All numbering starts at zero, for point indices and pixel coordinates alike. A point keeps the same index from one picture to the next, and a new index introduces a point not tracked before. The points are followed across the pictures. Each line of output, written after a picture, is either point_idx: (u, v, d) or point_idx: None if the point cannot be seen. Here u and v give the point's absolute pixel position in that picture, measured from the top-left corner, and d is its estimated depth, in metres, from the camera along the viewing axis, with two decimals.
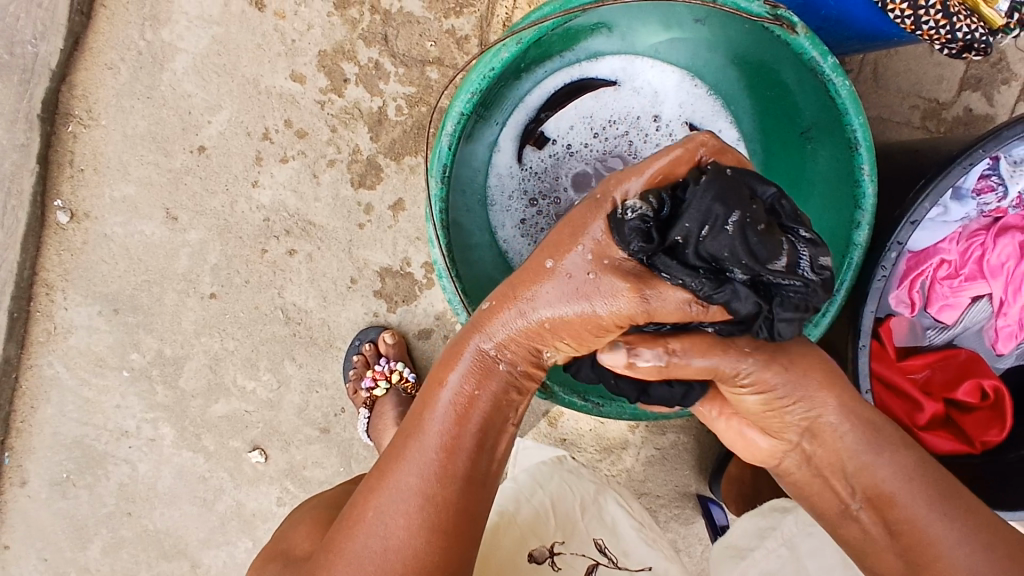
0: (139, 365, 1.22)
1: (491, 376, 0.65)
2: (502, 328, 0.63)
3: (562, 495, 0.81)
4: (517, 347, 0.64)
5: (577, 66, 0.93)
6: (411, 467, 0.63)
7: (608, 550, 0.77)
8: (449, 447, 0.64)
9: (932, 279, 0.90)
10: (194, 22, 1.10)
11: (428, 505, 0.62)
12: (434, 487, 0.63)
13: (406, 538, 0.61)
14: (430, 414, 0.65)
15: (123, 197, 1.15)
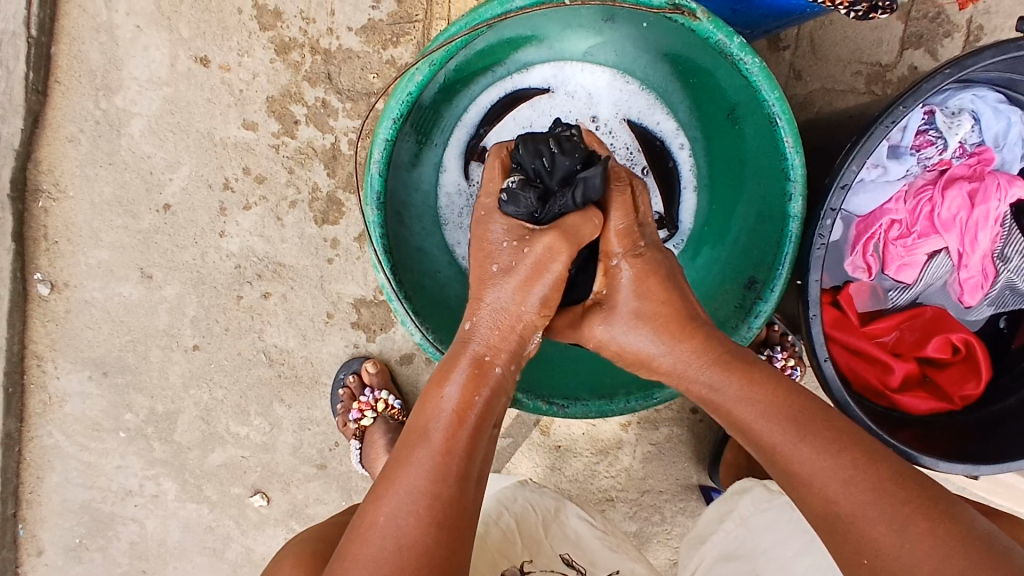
0: (134, 424, 1.24)
1: (485, 378, 0.67)
2: (484, 326, 0.70)
3: (525, 513, 0.98)
4: (501, 343, 0.69)
5: (508, 79, 0.94)
6: (418, 466, 0.60)
7: (575, 562, 0.93)
8: (455, 442, 0.62)
9: (885, 241, 0.90)
10: (145, 85, 1.13)
11: (437, 501, 0.58)
12: (435, 485, 0.58)
13: (421, 534, 0.56)
14: (431, 417, 0.64)
15: (98, 262, 1.18)
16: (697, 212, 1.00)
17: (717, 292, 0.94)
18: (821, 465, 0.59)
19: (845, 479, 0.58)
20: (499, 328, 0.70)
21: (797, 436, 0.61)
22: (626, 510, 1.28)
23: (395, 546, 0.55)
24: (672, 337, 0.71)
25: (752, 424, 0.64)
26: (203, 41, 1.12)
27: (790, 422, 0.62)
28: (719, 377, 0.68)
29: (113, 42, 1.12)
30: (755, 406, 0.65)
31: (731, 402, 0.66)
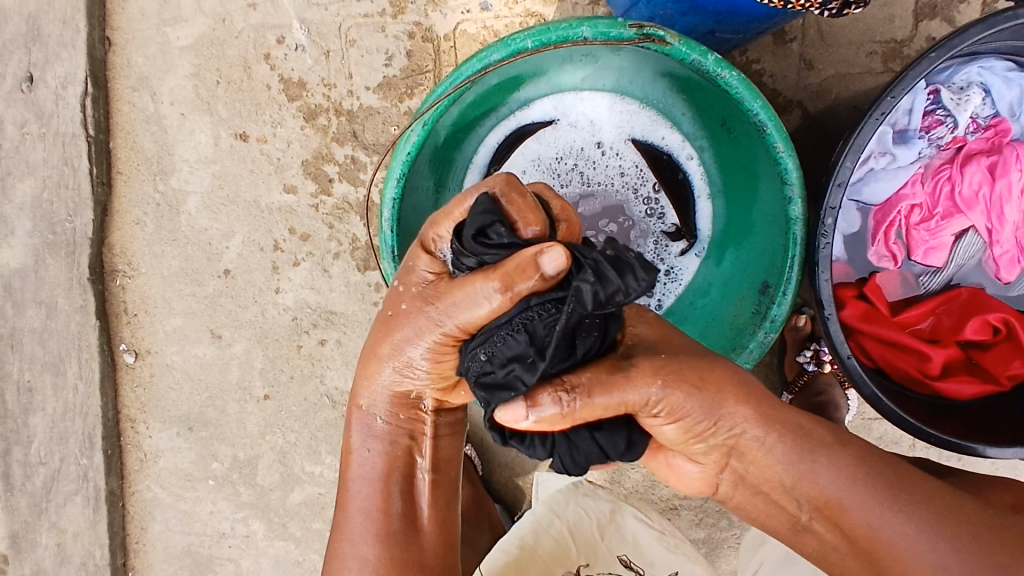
0: (221, 471, 1.35)
1: (389, 445, 0.78)
2: (378, 386, 0.75)
3: (577, 519, 1.00)
4: (392, 402, 0.76)
5: (512, 117, 0.99)
6: (353, 546, 0.77)
7: (633, 564, 0.97)
8: (378, 507, 0.78)
9: (908, 226, 0.88)
10: (195, 165, 1.25)
11: (385, 564, 0.76)
12: (376, 546, 0.77)
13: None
14: (354, 478, 0.79)
15: (173, 329, 1.30)
16: (714, 217, 1.01)
17: (737, 296, 0.95)
18: (909, 533, 0.65)
19: (964, 557, 0.63)
20: (385, 397, 0.76)
21: (905, 514, 0.65)
22: (692, 518, 1.28)
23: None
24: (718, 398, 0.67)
25: (834, 497, 0.67)
26: (240, 119, 1.22)
27: (897, 504, 0.66)
28: (801, 454, 0.68)
29: (163, 130, 1.25)
30: (849, 483, 0.67)
31: (804, 474, 0.68)
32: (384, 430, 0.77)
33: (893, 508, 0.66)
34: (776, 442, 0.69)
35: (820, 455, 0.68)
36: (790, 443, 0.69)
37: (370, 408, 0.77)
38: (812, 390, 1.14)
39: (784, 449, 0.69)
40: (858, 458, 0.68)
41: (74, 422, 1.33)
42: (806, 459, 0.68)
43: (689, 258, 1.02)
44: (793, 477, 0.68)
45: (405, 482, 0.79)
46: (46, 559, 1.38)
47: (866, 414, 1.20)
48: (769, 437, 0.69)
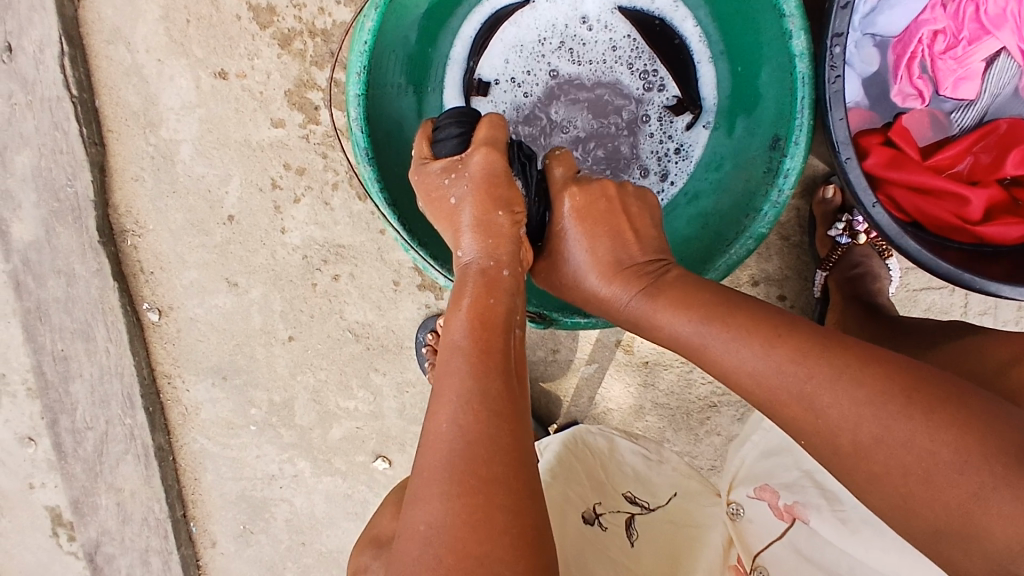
0: (261, 416, 1.37)
1: (498, 286, 0.69)
2: (475, 235, 0.71)
3: (585, 458, 0.98)
4: (501, 247, 0.71)
5: (485, 2, 0.90)
6: (452, 388, 0.61)
7: (639, 498, 0.96)
8: (482, 352, 0.64)
9: (931, 57, 0.78)
10: (181, 113, 1.21)
11: (485, 400, 0.60)
12: (487, 383, 0.62)
13: (478, 435, 0.59)
14: (452, 332, 0.66)
15: (190, 282, 1.30)
16: (719, 82, 0.91)
17: (747, 161, 0.86)
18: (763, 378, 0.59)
19: (851, 402, 0.55)
20: (491, 236, 0.71)
21: (805, 378, 0.57)
22: (733, 413, 1.24)
23: (463, 445, 0.58)
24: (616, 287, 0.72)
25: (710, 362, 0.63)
26: (217, 56, 1.18)
27: (795, 362, 0.57)
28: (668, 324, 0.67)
29: (144, 80, 1.21)
30: (748, 347, 0.60)
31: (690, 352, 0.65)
32: (500, 275, 0.70)
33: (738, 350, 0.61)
34: (677, 315, 0.66)
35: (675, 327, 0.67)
36: (696, 315, 0.64)
37: (472, 254, 0.71)
38: (846, 265, 1.04)
39: (696, 325, 0.64)
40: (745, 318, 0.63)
41: (113, 383, 1.36)
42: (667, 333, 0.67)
43: (697, 132, 0.93)
44: (709, 361, 0.63)
45: (505, 328, 0.67)
46: (110, 518, 1.45)
47: (910, 285, 1.10)
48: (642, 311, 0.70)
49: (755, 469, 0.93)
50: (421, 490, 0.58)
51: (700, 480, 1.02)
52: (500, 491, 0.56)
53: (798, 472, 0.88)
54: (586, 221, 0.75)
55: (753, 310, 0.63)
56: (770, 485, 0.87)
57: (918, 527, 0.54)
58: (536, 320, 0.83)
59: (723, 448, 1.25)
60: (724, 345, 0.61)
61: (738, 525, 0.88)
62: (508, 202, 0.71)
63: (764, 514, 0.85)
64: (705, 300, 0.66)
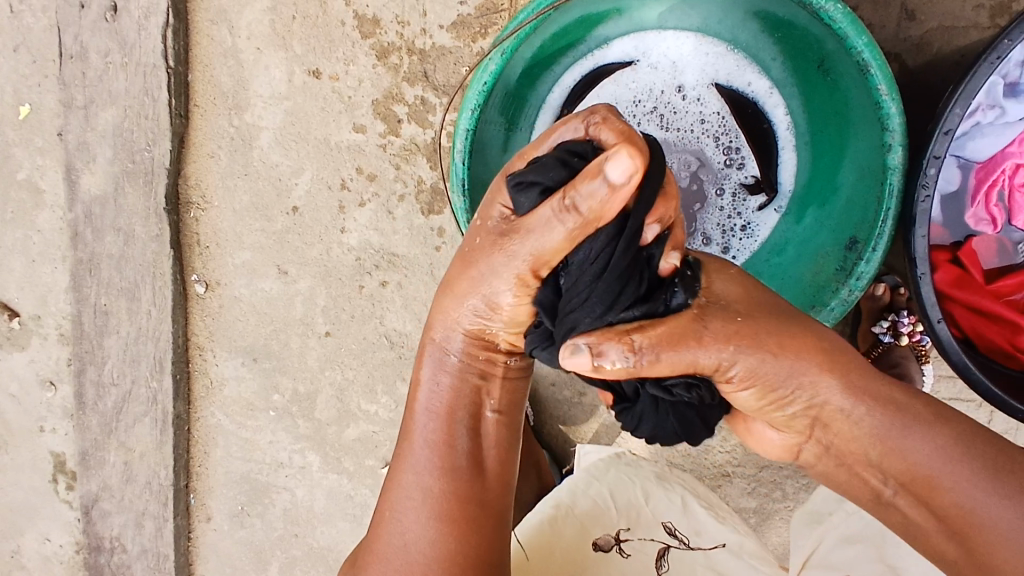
0: (282, 403, 1.40)
1: (461, 384, 0.77)
2: (449, 337, 0.76)
3: (619, 483, 0.99)
4: (471, 347, 0.76)
5: (590, 56, 0.96)
6: (409, 478, 0.77)
7: (679, 532, 0.93)
8: (438, 447, 0.77)
9: (1010, 187, 0.83)
10: (268, 101, 1.26)
11: (436, 502, 0.76)
12: (437, 482, 0.76)
13: (426, 534, 0.75)
14: (417, 423, 0.79)
15: (242, 263, 1.33)
16: (799, 170, 0.96)
17: (819, 253, 0.91)
18: (965, 487, 0.62)
19: None
20: (465, 338, 0.75)
21: (1000, 497, 0.61)
22: (743, 485, 1.26)
23: (403, 540, 0.76)
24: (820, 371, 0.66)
25: (910, 463, 0.64)
26: (314, 55, 1.22)
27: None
28: (893, 424, 0.65)
29: (240, 64, 1.26)
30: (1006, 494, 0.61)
31: (887, 446, 0.65)
32: (454, 363, 0.77)
33: (966, 468, 0.62)
34: (905, 427, 0.65)
35: (912, 425, 0.65)
36: (926, 432, 0.64)
37: (449, 348, 0.77)
38: (886, 362, 1.07)
39: (951, 451, 0.63)
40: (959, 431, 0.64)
41: (146, 345, 1.39)
42: (898, 425, 0.65)
43: (767, 214, 0.97)
44: (940, 477, 0.63)
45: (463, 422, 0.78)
46: (113, 476, 1.47)
47: (940, 393, 1.12)
48: (855, 408, 0.66)
49: (831, 554, 0.89)
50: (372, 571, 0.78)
51: (758, 543, 0.93)
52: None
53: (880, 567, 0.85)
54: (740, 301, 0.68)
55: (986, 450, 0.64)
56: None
57: None
58: None
59: None
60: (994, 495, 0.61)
61: None
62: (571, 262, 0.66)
63: None
64: (920, 414, 0.66)
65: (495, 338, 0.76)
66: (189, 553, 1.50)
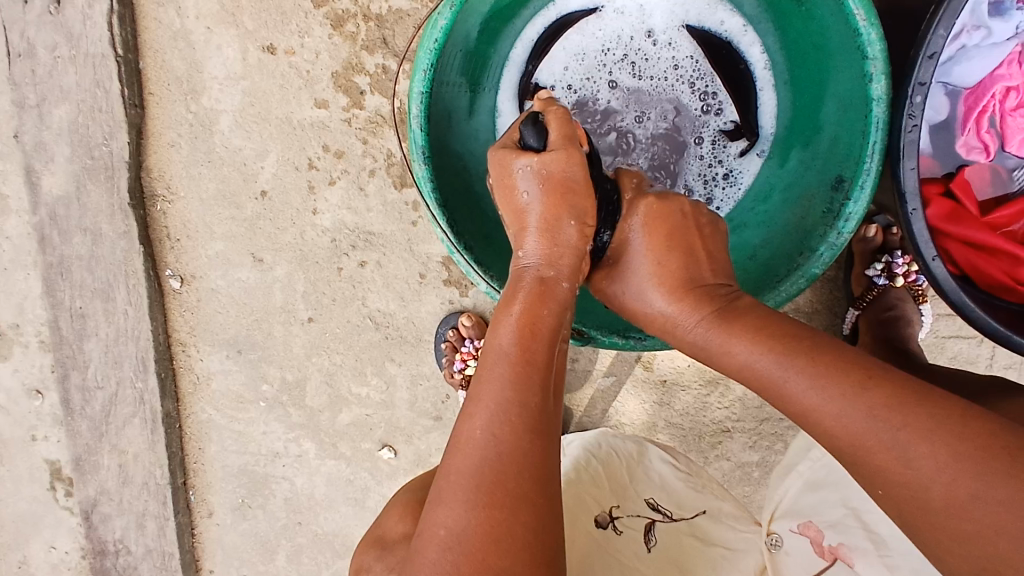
0: (271, 394, 1.37)
1: (552, 294, 0.69)
2: (535, 239, 0.71)
3: (612, 461, 1.03)
4: (561, 254, 0.70)
5: (552, 6, 0.90)
6: (487, 389, 0.61)
7: (661, 506, 0.99)
8: (525, 358, 0.63)
9: (1002, 112, 0.79)
10: (224, 83, 1.20)
11: (520, 412, 0.60)
12: (525, 392, 0.61)
13: (514, 444, 0.59)
14: (499, 334, 0.66)
15: (215, 253, 1.29)
16: (779, 111, 0.91)
17: (804, 197, 0.86)
18: (771, 373, 0.62)
19: (848, 413, 0.56)
20: (552, 240, 0.70)
21: (806, 372, 0.59)
22: (745, 440, 1.25)
23: (495, 453, 0.58)
24: (656, 287, 0.73)
25: (743, 365, 0.65)
26: (267, 30, 1.17)
27: (836, 384, 0.57)
28: (711, 325, 0.69)
29: (191, 46, 1.20)
30: (793, 373, 0.60)
31: (716, 351, 0.68)
32: (558, 283, 0.70)
33: (775, 358, 0.62)
34: (713, 330, 0.68)
35: (726, 328, 0.67)
36: (737, 333, 0.66)
37: (529, 260, 0.71)
38: (881, 306, 1.03)
39: (739, 344, 0.65)
40: (777, 328, 0.65)
41: (128, 346, 1.36)
42: (718, 329, 0.68)
43: (750, 159, 0.93)
44: (748, 366, 0.64)
45: (552, 340, 0.66)
46: (110, 478, 1.45)
47: (940, 332, 1.09)
48: (690, 319, 0.70)
49: (800, 502, 0.97)
50: (446, 493, 0.58)
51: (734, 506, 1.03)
52: (522, 509, 0.56)
53: (845, 510, 0.91)
54: (654, 234, 0.74)
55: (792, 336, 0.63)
56: (815, 523, 0.91)
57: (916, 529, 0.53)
58: (574, 335, 0.84)
59: (732, 473, 1.26)
60: (789, 380, 0.60)
61: (775, 556, 0.92)
62: (571, 213, 0.70)
63: (807, 551, 0.89)
64: (737, 316, 0.68)
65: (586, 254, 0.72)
66: (194, 549, 1.49)
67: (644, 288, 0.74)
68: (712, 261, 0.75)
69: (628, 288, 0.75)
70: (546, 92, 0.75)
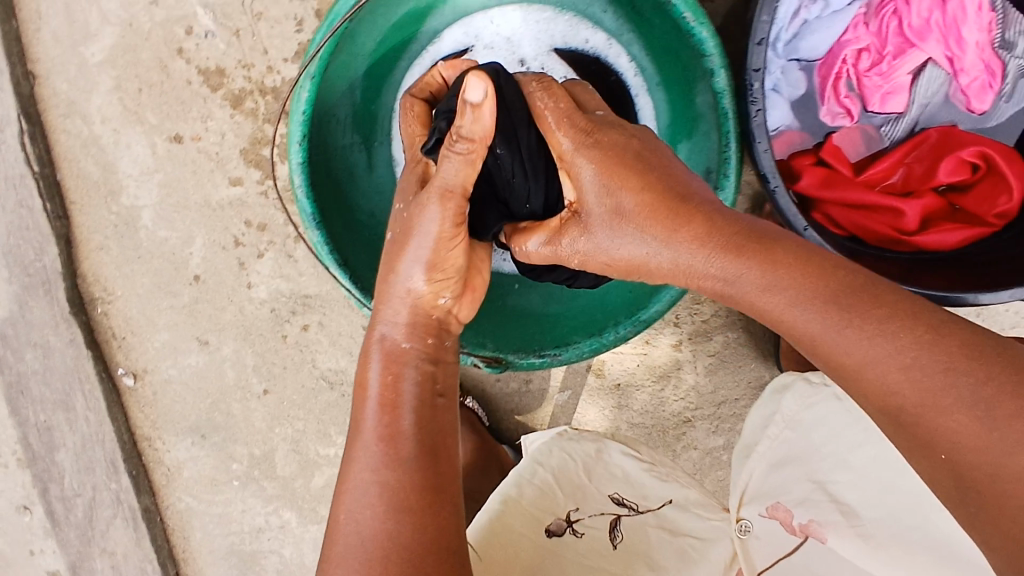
0: (243, 471, 1.38)
1: (405, 358, 0.73)
2: (388, 310, 0.75)
3: (562, 465, 1.00)
4: (413, 321, 0.74)
5: (426, 54, 0.93)
6: (354, 476, 0.67)
7: (625, 499, 0.98)
8: (387, 435, 0.68)
9: (858, 73, 0.89)
10: (140, 179, 1.23)
11: (389, 491, 0.65)
12: (388, 471, 0.66)
13: (379, 527, 0.64)
14: (364, 414, 0.70)
15: (162, 344, 1.31)
16: (658, 113, 0.94)
17: None
18: (814, 328, 0.57)
19: (917, 375, 0.53)
20: (402, 306, 0.74)
21: (859, 326, 0.55)
22: (707, 427, 1.29)
23: (363, 540, 0.64)
24: (662, 225, 0.65)
25: (782, 313, 0.59)
26: (170, 121, 1.19)
27: (908, 340, 0.54)
28: (737, 270, 0.61)
29: (102, 150, 1.22)
30: (832, 322, 0.56)
31: (749, 293, 0.61)
32: (403, 346, 0.73)
33: (838, 305, 0.56)
34: (748, 267, 0.61)
35: (757, 268, 0.60)
36: (782, 276, 0.59)
37: (388, 331, 0.75)
38: None
39: (783, 288, 0.59)
40: (820, 265, 0.59)
41: (95, 450, 1.36)
42: (746, 270, 0.61)
43: None
44: (788, 311, 0.58)
45: (416, 403, 0.70)
46: None
47: None
48: (699, 258, 0.64)
49: (766, 483, 0.96)
50: None
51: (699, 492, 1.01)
52: None
53: (810, 485, 0.93)
54: (612, 178, 0.69)
55: (831, 274, 0.58)
56: (782, 503, 0.92)
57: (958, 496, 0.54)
58: (491, 363, 0.84)
59: (702, 461, 1.31)
60: (826, 331, 0.56)
61: (746, 541, 0.92)
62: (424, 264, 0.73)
63: (775, 531, 0.90)
64: (766, 252, 0.61)
65: (439, 310, 0.76)
66: None
67: (633, 236, 0.68)
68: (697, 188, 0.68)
69: (625, 236, 0.68)
70: (473, 74, 0.70)
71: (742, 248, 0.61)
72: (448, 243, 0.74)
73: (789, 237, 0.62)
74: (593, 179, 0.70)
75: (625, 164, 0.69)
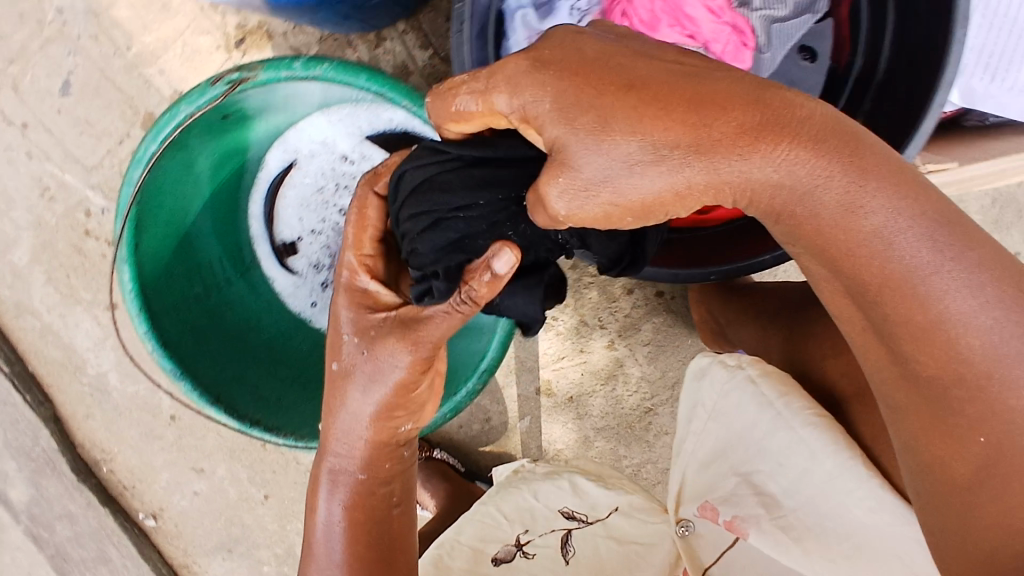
0: (273, 571, 1.49)
1: (363, 497, 0.74)
2: (335, 442, 0.75)
3: (506, 496, 1.06)
4: (370, 446, 0.74)
5: (260, 178, 1.02)
6: None
7: (576, 513, 1.03)
8: (350, 560, 0.72)
9: None
10: (96, 349, 1.36)
11: None
12: None
13: None
14: (319, 540, 0.74)
15: (166, 482, 1.44)
16: None
17: None
18: (835, 207, 0.56)
19: (938, 256, 0.55)
20: (352, 441, 0.74)
21: (885, 193, 0.55)
22: (670, 411, 1.33)
23: None
24: (643, 121, 0.54)
25: (798, 187, 0.56)
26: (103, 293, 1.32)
27: (926, 216, 0.56)
28: (765, 147, 0.55)
29: (57, 335, 1.35)
30: (851, 189, 0.55)
31: (755, 172, 0.56)
32: (355, 476, 0.74)
33: (855, 179, 0.55)
34: (762, 142, 0.55)
35: (769, 139, 0.55)
36: (798, 151, 0.55)
37: (336, 460, 0.75)
38: None
39: (800, 165, 0.55)
40: (831, 129, 0.56)
41: None
42: (756, 150, 0.55)
43: None
44: (801, 188, 0.56)
45: (371, 521, 0.74)
46: None
47: None
48: (678, 176, 0.56)
49: (699, 482, 0.95)
50: None
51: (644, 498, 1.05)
52: None
53: (736, 479, 0.90)
54: (573, 114, 0.55)
55: (938, 206, 0.57)
56: (709, 502, 0.90)
57: (903, 391, 0.60)
58: None
59: None
60: (934, 269, 0.55)
61: (687, 542, 0.92)
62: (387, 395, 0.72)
63: (710, 531, 0.90)
64: (787, 116, 0.56)
65: (398, 436, 0.76)
66: None
67: (663, 169, 0.55)
68: (666, 86, 0.55)
69: (658, 163, 0.55)
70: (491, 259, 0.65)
71: (863, 157, 0.56)
72: (411, 387, 0.72)
73: (787, 103, 0.56)
74: (572, 124, 0.55)
75: (585, 78, 0.56)
